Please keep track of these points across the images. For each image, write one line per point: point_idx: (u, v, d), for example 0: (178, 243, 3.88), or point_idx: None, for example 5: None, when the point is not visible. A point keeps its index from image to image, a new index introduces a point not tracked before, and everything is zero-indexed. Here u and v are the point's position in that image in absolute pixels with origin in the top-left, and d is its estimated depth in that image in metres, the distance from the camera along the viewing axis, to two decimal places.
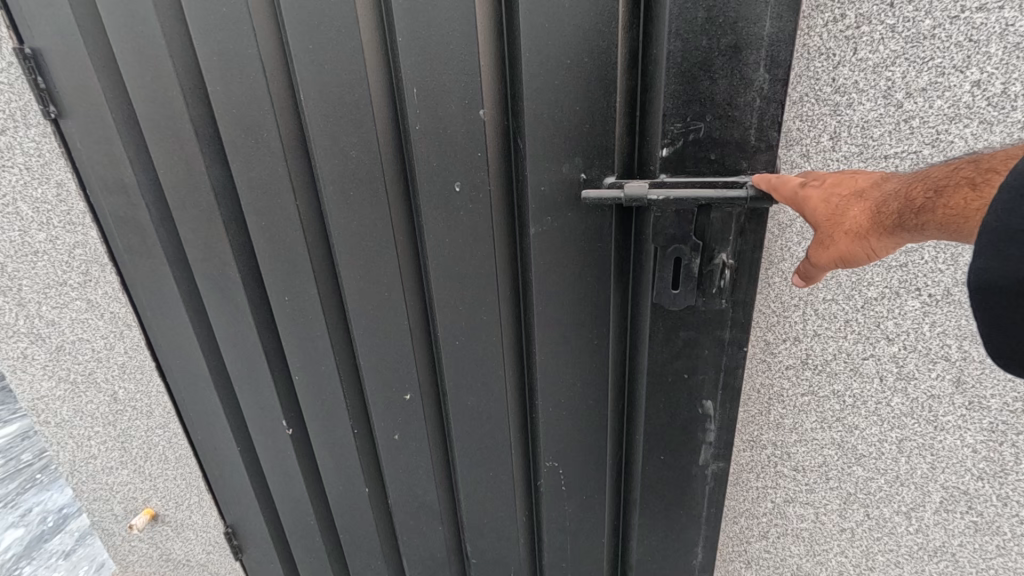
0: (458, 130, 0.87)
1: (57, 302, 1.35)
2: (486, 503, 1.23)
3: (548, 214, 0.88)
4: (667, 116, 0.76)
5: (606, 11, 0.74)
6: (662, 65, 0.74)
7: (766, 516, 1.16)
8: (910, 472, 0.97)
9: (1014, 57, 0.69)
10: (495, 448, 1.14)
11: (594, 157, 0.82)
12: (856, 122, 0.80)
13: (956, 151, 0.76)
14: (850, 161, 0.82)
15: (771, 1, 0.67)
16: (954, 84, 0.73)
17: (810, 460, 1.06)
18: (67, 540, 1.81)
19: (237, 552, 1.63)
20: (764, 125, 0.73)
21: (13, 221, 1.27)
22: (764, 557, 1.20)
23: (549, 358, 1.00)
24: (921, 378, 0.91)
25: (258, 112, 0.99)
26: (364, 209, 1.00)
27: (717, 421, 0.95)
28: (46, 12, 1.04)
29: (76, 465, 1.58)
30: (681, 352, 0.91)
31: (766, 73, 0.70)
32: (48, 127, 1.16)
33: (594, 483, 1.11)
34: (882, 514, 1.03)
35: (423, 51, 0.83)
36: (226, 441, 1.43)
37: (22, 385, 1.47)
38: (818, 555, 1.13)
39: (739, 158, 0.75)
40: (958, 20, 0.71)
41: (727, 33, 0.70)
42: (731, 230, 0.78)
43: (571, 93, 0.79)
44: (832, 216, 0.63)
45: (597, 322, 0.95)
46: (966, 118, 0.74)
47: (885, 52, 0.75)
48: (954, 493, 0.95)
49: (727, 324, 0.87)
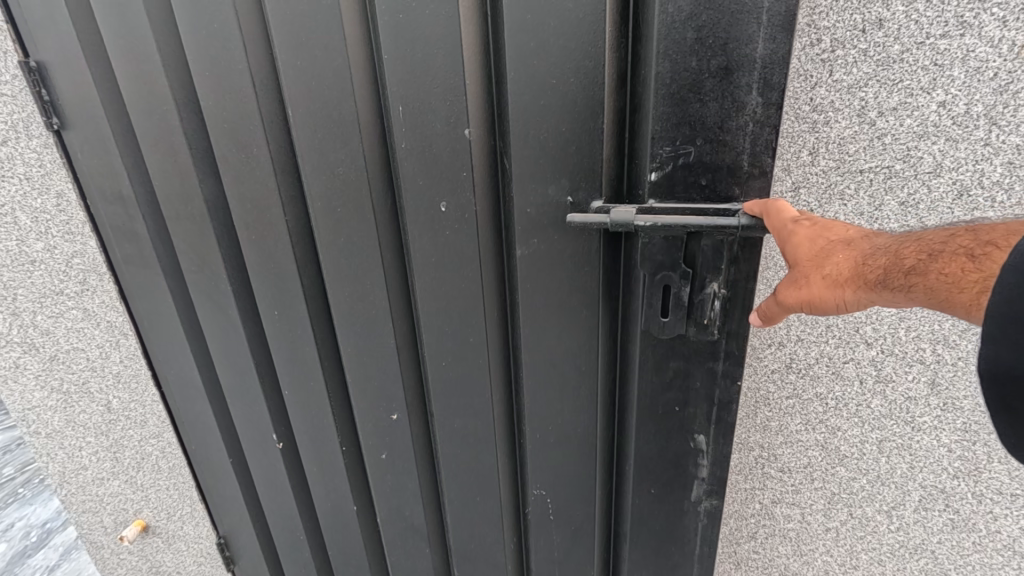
0: (443, 148, 0.85)
1: (53, 311, 1.36)
2: (473, 527, 1.18)
3: (533, 236, 0.86)
4: (655, 139, 0.73)
5: (593, 30, 0.71)
6: (651, 85, 0.71)
7: (754, 517, 1.12)
8: (887, 470, 0.95)
9: (976, 80, 0.70)
10: (482, 472, 1.11)
11: (581, 180, 0.79)
12: (833, 138, 0.80)
13: (925, 167, 0.76)
14: (828, 175, 0.82)
15: (763, 21, 0.63)
16: (922, 105, 0.74)
17: (795, 461, 1.04)
18: (51, 554, 1.91)
19: (230, 563, 1.61)
20: (758, 151, 0.68)
21: (11, 231, 1.29)
22: (754, 558, 1.15)
23: (537, 384, 0.97)
24: (898, 381, 0.89)
25: (248, 126, 0.98)
26: (351, 225, 0.98)
27: (710, 456, 0.90)
28: (50, 26, 1.06)
29: (66, 476, 1.59)
30: (673, 383, 0.87)
31: (758, 96, 0.66)
32: (51, 138, 1.17)
33: (582, 514, 1.07)
34: (865, 513, 1.00)
35: (410, 69, 0.82)
36: (219, 453, 1.42)
37: (13, 396, 1.49)
38: (805, 555, 1.09)
39: (731, 184, 0.71)
40: (924, 46, 0.71)
41: (718, 55, 0.66)
42: (723, 258, 0.74)
43: (556, 112, 0.76)
44: (816, 260, 0.62)
45: (584, 347, 0.91)
46: (933, 136, 0.74)
47: (858, 75, 0.76)
48: (930, 491, 0.93)
49: (720, 357, 0.82)
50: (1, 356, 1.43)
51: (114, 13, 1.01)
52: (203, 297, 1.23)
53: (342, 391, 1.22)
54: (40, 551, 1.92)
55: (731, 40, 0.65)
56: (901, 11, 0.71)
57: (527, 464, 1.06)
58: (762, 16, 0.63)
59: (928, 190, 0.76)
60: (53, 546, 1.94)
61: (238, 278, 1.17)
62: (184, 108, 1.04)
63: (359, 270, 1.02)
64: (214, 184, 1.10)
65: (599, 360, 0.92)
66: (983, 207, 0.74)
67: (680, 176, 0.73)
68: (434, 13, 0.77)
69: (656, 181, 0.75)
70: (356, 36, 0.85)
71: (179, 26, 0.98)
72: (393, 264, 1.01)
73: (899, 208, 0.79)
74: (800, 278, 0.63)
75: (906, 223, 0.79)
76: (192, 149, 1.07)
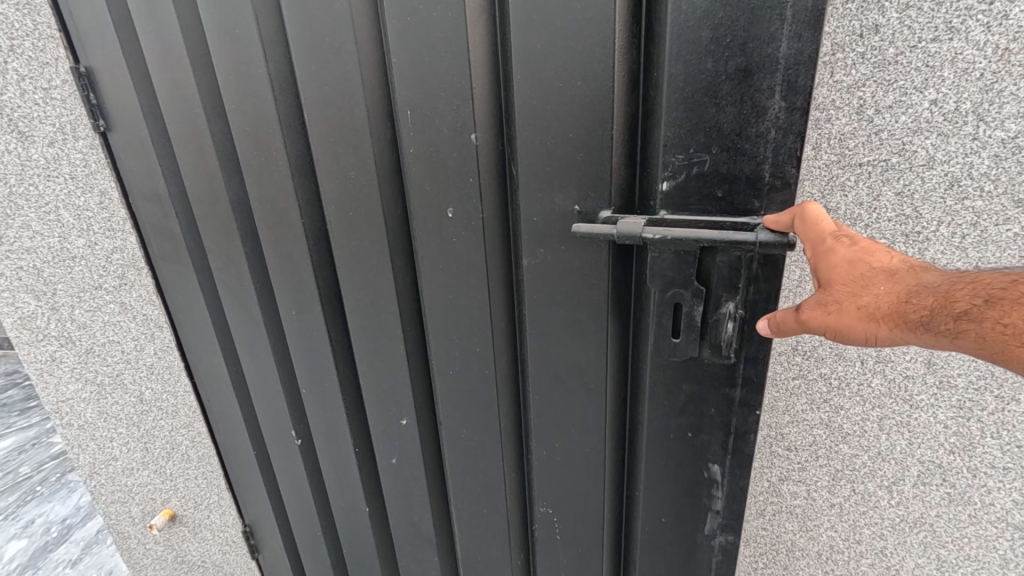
0: (450, 154, 0.83)
1: (91, 305, 1.44)
2: (481, 541, 1.16)
3: (541, 246, 0.82)
4: (669, 147, 0.68)
5: (603, 29, 0.66)
6: (663, 88, 0.66)
7: (762, 495, 1.04)
8: (884, 448, 0.88)
9: (966, 81, 0.64)
10: (489, 485, 1.08)
11: (589, 189, 0.74)
12: (834, 134, 0.73)
13: (919, 164, 0.69)
14: (830, 169, 0.75)
15: (788, 18, 0.57)
16: (916, 103, 0.67)
17: (800, 440, 0.96)
18: (72, 550, 2.18)
19: (254, 552, 1.66)
20: (781, 160, 0.62)
21: (54, 228, 1.36)
22: (761, 535, 1.07)
23: (545, 399, 0.94)
24: (896, 360, 0.83)
25: (267, 129, 1.00)
26: (362, 227, 0.98)
27: (725, 489, 0.83)
28: (97, 32, 1.11)
29: (98, 466, 1.68)
30: (686, 408, 0.81)
31: (782, 100, 0.60)
32: (97, 139, 1.23)
33: (589, 539, 1.01)
34: (866, 489, 0.93)
35: (418, 73, 0.80)
36: (245, 445, 1.47)
37: (48, 389, 1.59)
38: (809, 530, 1.01)
39: (750, 197, 0.65)
40: (917, 49, 0.65)
41: (737, 55, 0.60)
42: (740, 277, 0.68)
43: (563, 117, 0.72)
44: (852, 285, 0.57)
45: (592, 367, 0.85)
46: (926, 132, 0.68)
47: (856, 75, 0.69)
48: (927, 467, 0.86)
49: (737, 384, 0.76)
50: (39, 349, 1.52)
51: (149, 21, 1.04)
52: (230, 295, 1.26)
53: (355, 392, 1.22)
54: (61, 546, 2.22)
55: (752, 39, 0.59)
56: (895, 13, 0.65)
57: (536, 478, 1.03)
58: (786, 12, 0.57)
59: (921, 181, 0.70)
60: (73, 542, 2.23)
61: (260, 277, 1.20)
62: (211, 111, 1.07)
63: (369, 272, 1.02)
64: (238, 185, 1.13)
65: (609, 382, 0.86)
66: (972, 198, 0.68)
67: (692, 185, 0.68)
68: (441, 15, 0.75)
69: (668, 191, 0.70)
70: (367, 39, 0.85)
71: (206, 32, 1.00)
72: (402, 266, 1.00)
73: (895, 200, 0.72)
74: (832, 302, 0.58)
75: (902, 214, 0.72)
76: (219, 150, 1.10)
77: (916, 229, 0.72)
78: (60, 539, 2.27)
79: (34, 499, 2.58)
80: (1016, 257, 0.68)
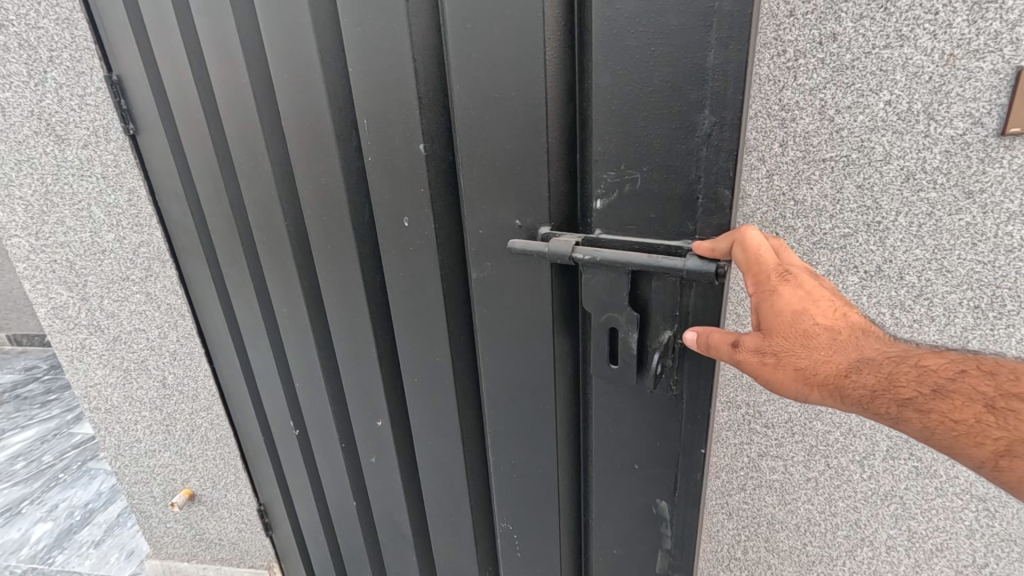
0: (402, 163, 0.82)
1: (118, 296, 1.50)
2: (451, 549, 1.14)
3: (488, 259, 0.79)
4: (601, 163, 0.63)
5: (532, 40, 0.62)
6: (595, 102, 0.62)
7: (743, 471, 0.95)
8: (858, 425, 0.82)
9: (918, 82, 0.61)
10: (454, 495, 1.06)
11: (528, 205, 0.70)
12: (798, 134, 0.69)
13: (879, 162, 0.66)
14: (796, 165, 0.71)
15: (713, 27, 0.52)
16: (872, 104, 0.64)
17: (775, 417, 0.88)
18: (95, 531, 2.05)
19: (268, 530, 1.73)
20: (712, 181, 0.57)
21: (86, 223, 1.42)
22: (743, 510, 0.98)
23: (499, 415, 0.91)
24: None
25: (252, 138, 1.04)
26: (335, 234, 0.99)
27: (674, 527, 0.78)
28: (121, 40, 1.15)
29: (122, 448, 1.74)
30: (632, 439, 0.76)
31: (711, 115, 0.55)
32: (125, 141, 1.28)
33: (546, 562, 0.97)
34: (840, 463, 0.86)
35: (370, 84, 0.80)
36: (255, 427, 1.53)
37: (78, 374, 1.66)
38: (788, 504, 0.93)
39: (685, 219, 0.60)
40: (870, 55, 0.62)
41: (664, 67, 0.55)
42: (677, 304, 0.62)
43: (500, 131, 0.69)
44: (793, 339, 0.51)
45: (542, 385, 0.82)
46: (882, 130, 0.64)
47: (816, 78, 0.66)
48: (898, 441, 0.80)
49: (682, 418, 0.70)
50: (70, 337, 1.60)
51: (160, 27, 1.07)
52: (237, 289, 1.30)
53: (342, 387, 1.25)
54: (85, 527, 2.08)
55: (678, 49, 0.54)
56: (851, 21, 0.62)
57: (495, 490, 0.99)
58: (711, 20, 0.52)
59: (880, 174, 0.66)
60: (96, 524, 2.10)
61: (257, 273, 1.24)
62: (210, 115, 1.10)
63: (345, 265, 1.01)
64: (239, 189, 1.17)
65: (558, 405, 0.82)
66: (927, 189, 0.65)
67: (627, 195, 0.63)
68: (387, 24, 0.74)
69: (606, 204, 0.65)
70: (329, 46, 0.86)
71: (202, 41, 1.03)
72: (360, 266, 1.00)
73: (855, 192, 0.68)
74: (771, 356, 0.51)
75: (862, 206, 0.68)
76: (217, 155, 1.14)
77: (876, 221, 0.68)
78: (83, 521, 2.12)
79: (57, 484, 2.33)
80: (969, 244, 0.65)
